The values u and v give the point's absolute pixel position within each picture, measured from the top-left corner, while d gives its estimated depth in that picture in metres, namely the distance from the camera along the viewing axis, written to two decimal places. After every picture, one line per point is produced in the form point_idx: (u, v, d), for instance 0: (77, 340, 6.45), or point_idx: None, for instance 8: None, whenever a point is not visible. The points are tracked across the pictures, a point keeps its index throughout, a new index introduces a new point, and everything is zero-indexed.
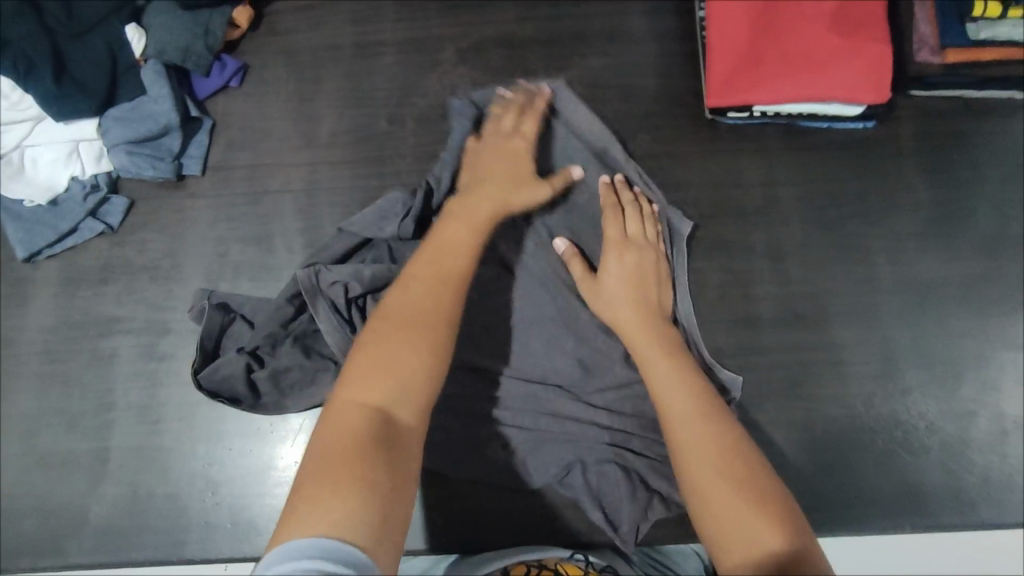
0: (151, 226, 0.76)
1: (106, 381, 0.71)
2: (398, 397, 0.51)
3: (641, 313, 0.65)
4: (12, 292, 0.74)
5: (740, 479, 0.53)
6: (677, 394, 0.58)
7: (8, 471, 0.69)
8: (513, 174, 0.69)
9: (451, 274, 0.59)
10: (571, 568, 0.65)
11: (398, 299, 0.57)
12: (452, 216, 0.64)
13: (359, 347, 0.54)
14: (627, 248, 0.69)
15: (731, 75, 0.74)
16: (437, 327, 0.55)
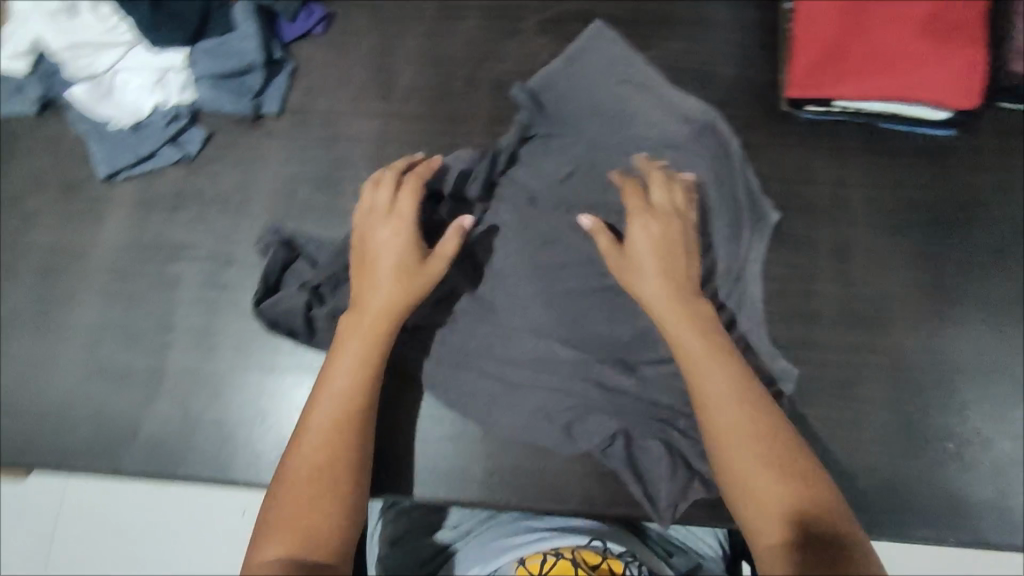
0: (227, 159, 0.77)
1: (168, 304, 0.73)
2: (308, 543, 0.53)
3: (671, 284, 0.63)
4: (86, 207, 0.76)
5: (780, 482, 0.53)
6: (716, 378, 0.58)
7: (66, 379, 0.71)
8: (398, 264, 0.65)
9: (346, 403, 0.60)
10: (588, 555, 0.62)
11: (300, 443, 0.58)
12: (345, 339, 0.63)
13: (265, 513, 0.56)
14: (652, 219, 0.66)
15: (813, 68, 0.74)
16: (338, 488, 0.56)
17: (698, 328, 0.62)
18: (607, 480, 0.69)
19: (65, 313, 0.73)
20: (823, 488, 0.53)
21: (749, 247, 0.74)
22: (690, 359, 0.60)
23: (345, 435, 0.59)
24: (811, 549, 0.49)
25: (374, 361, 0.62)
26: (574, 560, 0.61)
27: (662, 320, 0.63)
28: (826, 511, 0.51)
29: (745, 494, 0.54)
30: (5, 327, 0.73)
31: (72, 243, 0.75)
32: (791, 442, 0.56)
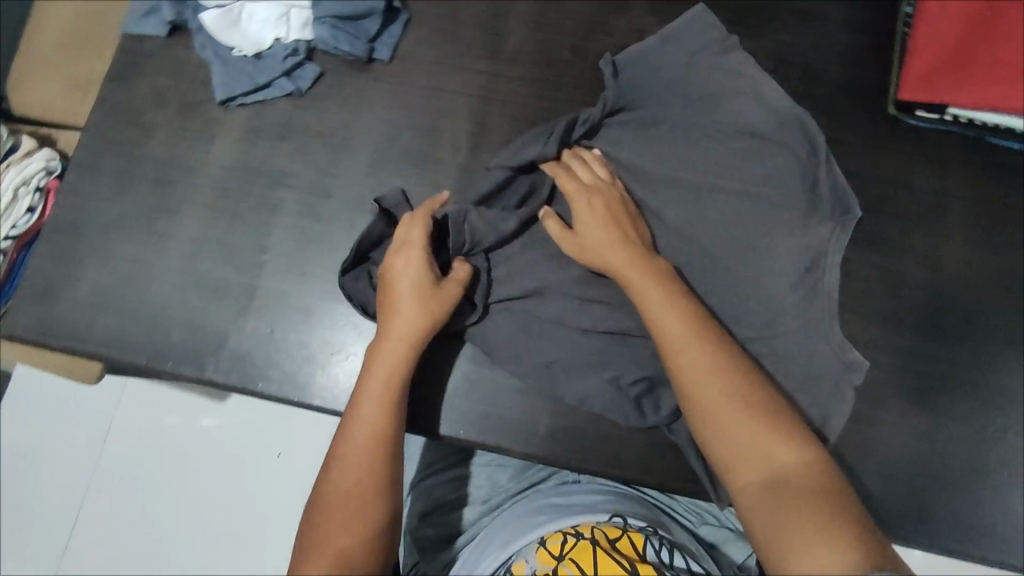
0: (336, 98, 0.80)
1: (266, 227, 0.76)
2: (345, 563, 0.56)
3: (630, 252, 0.67)
4: (201, 128, 0.80)
5: (767, 451, 0.57)
6: (716, 401, 0.59)
7: (166, 285, 0.75)
8: (417, 299, 0.66)
9: (372, 431, 0.62)
10: (609, 529, 0.66)
11: (331, 475, 0.60)
12: (370, 369, 0.65)
13: (305, 540, 0.58)
14: (594, 195, 0.70)
15: (930, 72, 0.75)
16: (372, 507, 0.59)
17: (681, 311, 0.64)
18: (669, 452, 0.70)
19: (171, 224, 0.77)
20: (825, 470, 0.56)
21: (832, 236, 0.73)
22: (676, 350, 0.62)
23: (372, 462, 0.61)
24: (807, 513, 0.53)
25: (396, 390, 0.64)
26: (594, 539, 0.63)
27: (633, 293, 0.66)
28: (808, 464, 0.56)
29: (739, 469, 0.57)
30: (115, 229, 0.77)
31: (184, 159, 0.79)
32: (772, 401, 0.60)
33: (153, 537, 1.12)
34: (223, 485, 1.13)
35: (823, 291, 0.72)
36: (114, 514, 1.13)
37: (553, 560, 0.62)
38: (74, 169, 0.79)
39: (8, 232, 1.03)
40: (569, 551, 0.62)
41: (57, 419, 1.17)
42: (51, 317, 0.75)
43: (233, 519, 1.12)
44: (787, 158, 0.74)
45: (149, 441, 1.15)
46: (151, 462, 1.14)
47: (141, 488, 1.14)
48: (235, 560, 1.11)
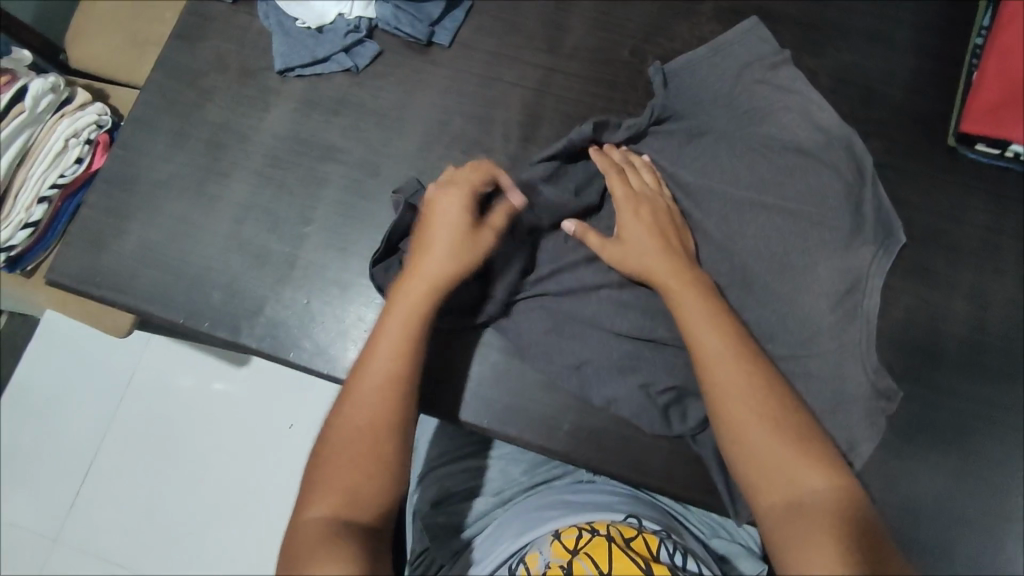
0: (392, 78, 0.81)
1: (313, 199, 0.77)
2: (352, 504, 0.56)
3: (671, 261, 0.67)
4: (257, 95, 0.81)
5: (794, 469, 0.56)
6: (749, 407, 0.59)
7: (210, 246, 0.76)
8: (451, 243, 0.65)
9: (388, 372, 0.61)
10: (624, 528, 0.67)
11: (345, 408, 0.60)
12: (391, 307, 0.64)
13: (313, 471, 0.58)
14: (640, 204, 0.70)
15: (996, 107, 0.73)
16: (383, 450, 0.58)
17: (721, 325, 0.63)
18: (692, 462, 0.70)
19: (220, 187, 0.78)
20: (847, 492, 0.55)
21: (874, 261, 0.72)
22: (710, 364, 0.61)
23: (385, 405, 0.60)
24: (828, 535, 0.52)
25: (418, 334, 0.63)
26: (609, 535, 0.64)
27: (671, 305, 0.65)
28: (837, 486, 0.56)
29: (763, 485, 0.57)
30: (165, 187, 0.78)
31: (239, 124, 0.80)
32: (804, 424, 0.60)
33: (165, 493, 1.13)
34: (237, 450, 1.14)
35: (865, 315, 0.70)
36: (129, 466, 1.15)
37: (567, 553, 0.62)
38: (130, 124, 0.80)
39: (55, 180, 1.03)
40: (584, 546, 0.62)
41: (84, 368, 1.19)
42: (95, 266, 0.76)
43: (243, 484, 1.14)
44: (839, 180, 0.73)
45: (170, 399, 1.17)
46: (170, 420, 1.16)
47: (158, 444, 1.15)
48: (242, 524, 1.12)
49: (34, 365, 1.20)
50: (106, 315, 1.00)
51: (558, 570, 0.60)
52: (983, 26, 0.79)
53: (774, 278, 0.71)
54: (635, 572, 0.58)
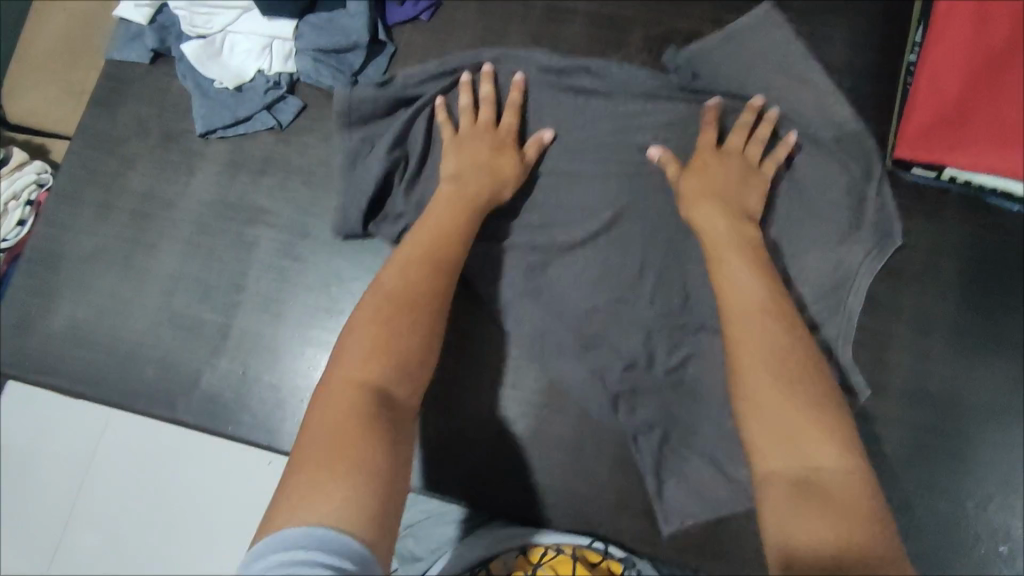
0: (316, 133, 0.78)
1: (243, 264, 0.75)
2: (393, 362, 0.53)
3: (729, 228, 0.66)
4: (181, 160, 0.79)
5: (813, 427, 0.49)
6: (774, 345, 0.55)
7: (141, 319, 0.75)
8: (500, 155, 0.71)
9: (435, 267, 0.61)
10: (589, 555, 0.68)
11: (388, 279, 0.60)
12: (439, 208, 0.67)
13: (346, 339, 0.55)
14: (711, 157, 0.70)
15: (928, 129, 0.71)
16: (422, 324, 0.56)
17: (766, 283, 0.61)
18: (639, 515, 0.68)
19: (149, 259, 0.76)
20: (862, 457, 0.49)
21: (862, 269, 0.71)
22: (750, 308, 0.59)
23: (425, 291, 0.59)
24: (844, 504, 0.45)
25: (462, 232, 0.66)
26: (574, 557, 0.67)
27: (712, 258, 0.65)
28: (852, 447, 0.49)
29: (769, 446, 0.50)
30: (93, 261, 0.77)
31: (164, 193, 0.78)
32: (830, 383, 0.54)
33: (109, 542, 0.95)
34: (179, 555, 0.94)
35: (847, 311, 0.71)
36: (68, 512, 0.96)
37: (531, 565, 0.67)
38: (54, 197, 0.79)
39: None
40: (549, 561, 0.67)
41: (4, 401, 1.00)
42: (25, 348, 0.75)
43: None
44: (836, 183, 0.73)
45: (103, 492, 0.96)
46: (105, 520, 0.96)
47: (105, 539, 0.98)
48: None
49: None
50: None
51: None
52: (916, 42, 0.77)
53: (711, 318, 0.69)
54: None
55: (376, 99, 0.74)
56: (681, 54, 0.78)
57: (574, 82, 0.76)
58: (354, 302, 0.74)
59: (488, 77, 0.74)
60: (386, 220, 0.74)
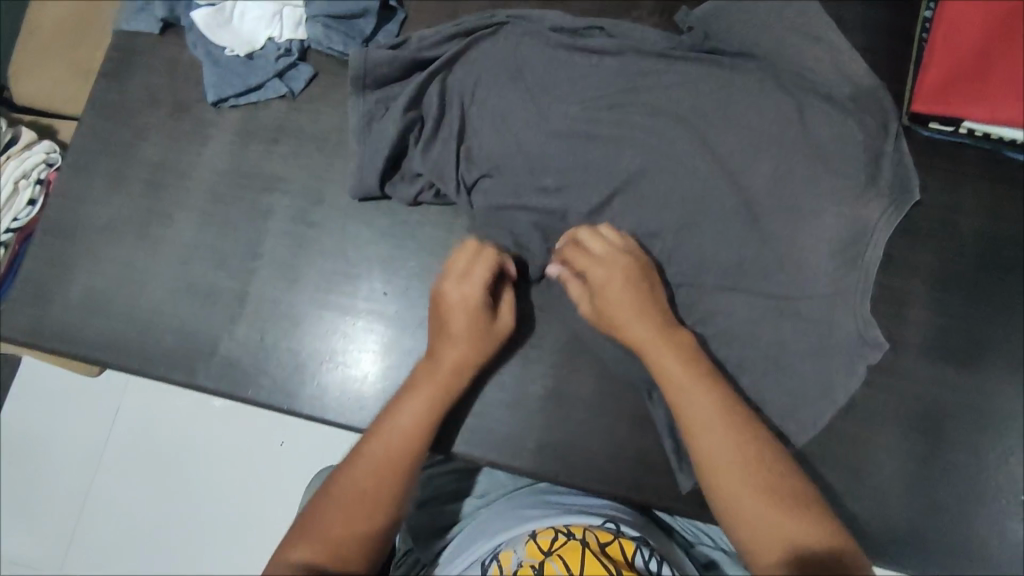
0: (329, 100, 0.78)
1: (259, 232, 0.76)
2: (333, 562, 0.54)
3: (656, 344, 0.64)
4: (193, 129, 0.78)
5: (776, 543, 0.54)
6: (734, 480, 0.57)
7: (158, 288, 0.75)
8: (472, 326, 0.67)
9: (396, 456, 0.60)
10: (602, 534, 0.63)
11: (351, 464, 0.59)
12: (414, 380, 0.65)
13: (308, 509, 0.58)
14: (606, 285, 0.66)
15: (947, 83, 0.70)
16: (380, 504, 0.58)
17: (722, 411, 0.61)
18: (659, 472, 0.69)
19: (164, 228, 0.76)
20: None
21: (879, 224, 0.72)
22: (710, 453, 0.59)
23: (385, 473, 0.59)
24: None
25: (435, 403, 0.64)
26: (585, 540, 0.60)
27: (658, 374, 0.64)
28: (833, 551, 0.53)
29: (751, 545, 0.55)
30: (108, 232, 0.77)
31: (177, 162, 0.78)
32: (800, 520, 0.55)
33: (185, 504, 1.19)
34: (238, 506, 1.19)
35: (866, 265, 0.71)
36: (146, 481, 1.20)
37: (541, 553, 0.60)
38: (67, 169, 0.79)
39: (10, 224, 1.03)
40: (558, 548, 0.60)
41: (90, 392, 1.23)
42: (44, 319, 0.75)
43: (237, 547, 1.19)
44: (852, 138, 0.74)
45: (178, 458, 1.20)
46: (182, 485, 1.20)
47: (174, 493, 1.20)
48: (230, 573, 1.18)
49: (55, 395, 1.23)
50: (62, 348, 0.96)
51: (528, 571, 0.58)
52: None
53: (717, 276, 0.72)
54: None
55: (392, 60, 0.74)
56: (693, 14, 0.78)
57: (584, 39, 0.77)
58: (371, 267, 0.75)
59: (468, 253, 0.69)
60: (402, 179, 0.75)
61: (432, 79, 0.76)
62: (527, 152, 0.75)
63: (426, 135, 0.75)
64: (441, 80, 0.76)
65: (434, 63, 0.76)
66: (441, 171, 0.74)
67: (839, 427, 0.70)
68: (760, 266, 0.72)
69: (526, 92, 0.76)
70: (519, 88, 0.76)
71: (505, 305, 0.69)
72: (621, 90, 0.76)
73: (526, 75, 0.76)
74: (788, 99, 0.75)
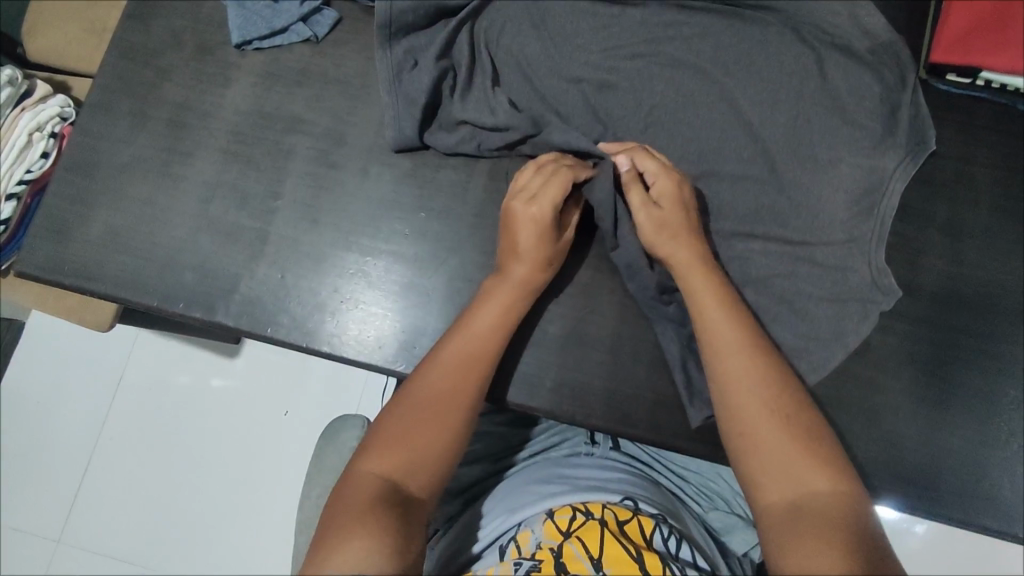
0: (352, 45, 0.79)
1: (281, 172, 0.76)
2: (411, 469, 0.55)
3: (700, 268, 0.65)
4: (216, 71, 0.79)
5: (796, 468, 0.56)
6: (758, 402, 0.59)
7: (179, 226, 0.75)
8: (538, 245, 0.66)
9: (471, 367, 0.62)
10: (620, 510, 0.62)
11: (425, 374, 0.61)
12: (488, 292, 0.66)
13: (381, 418, 0.59)
14: (663, 204, 0.67)
15: (964, 36, 0.74)
16: (457, 411, 0.59)
17: (748, 346, 0.62)
18: (677, 411, 0.70)
19: (185, 167, 0.77)
20: (853, 509, 0.54)
21: (895, 174, 0.73)
22: (740, 391, 0.60)
23: (460, 382, 0.61)
24: (828, 543, 0.51)
25: (506, 319, 0.65)
26: (603, 518, 0.60)
27: (689, 301, 0.65)
28: (844, 503, 0.54)
29: (766, 482, 0.56)
30: (129, 170, 0.77)
31: (200, 103, 0.78)
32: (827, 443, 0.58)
33: (185, 470, 1.21)
34: (234, 479, 1.20)
35: (881, 215, 0.72)
36: (149, 448, 1.22)
37: (559, 535, 0.59)
38: (89, 108, 0.79)
39: (23, 176, 0.98)
40: (577, 529, 0.59)
41: (99, 359, 1.27)
42: (63, 255, 0.75)
43: (234, 516, 1.19)
44: (870, 90, 0.75)
45: (179, 423, 1.23)
46: (184, 451, 1.22)
47: (172, 460, 1.22)
48: (225, 547, 1.17)
49: (63, 364, 1.27)
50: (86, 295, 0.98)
51: (547, 553, 0.58)
52: None
53: (735, 220, 0.73)
54: (628, 565, 0.55)
55: (416, 6, 0.74)
56: None
57: None
58: (393, 209, 0.75)
59: (542, 172, 0.68)
60: (440, 130, 0.76)
61: (463, 29, 0.76)
62: (548, 96, 0.75)
63: (460, 84, 0.76)
64: (470, 28, 0.77)
65: (463, 11, 0.76)
66: (465, 114, 0.75)
67: (854, 371, 0.71)
68: (779, 213, 0.73)
69: (552, 38, 0.76)
70: (546, 35, 0.77)
71: (572, 225, 0.69)
72: (646, 39, 0.77)
73: (552, 22, 0.77)
74: (808, 50, 0.76)
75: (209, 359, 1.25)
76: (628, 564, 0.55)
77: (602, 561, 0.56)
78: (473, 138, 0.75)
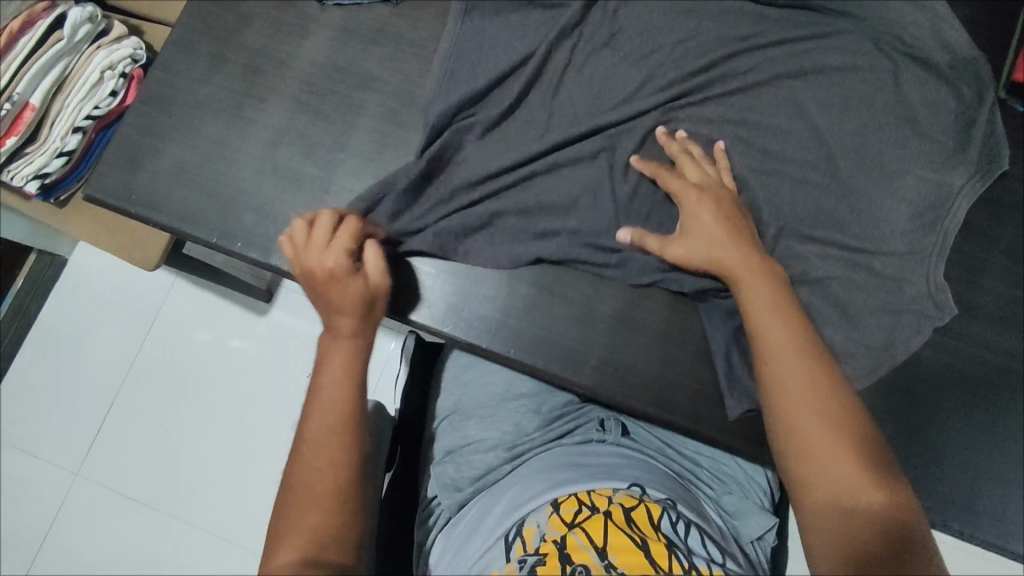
0: (430, 11, 0.81)
1: (348, 126, 0.77)
2: (322, 542, 0.53)
3: (746, 275, 0.64)
4: (296, 23, 0.81)
5: (846, 473, 0.54)
6: (807, 406, 0.57)
7: (245, 168, 0.77)
8: (355, 291, 0.65)
9: (338, 424, 0.59)
10: (626, 499, 0.61)
11: (299, 455, 0.58)
12: (325, 350, 0.64)
13: (276, 517, 0.56)
14: (699, 215, 0.67)
15: None
16: (339, 471, 0.57)
17: (799, 349, 0.60)
18: (716, 403, 0.71)
19: (256, 112, 0.78)
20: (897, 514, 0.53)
21: (963, 192, 0.72)
22: (790, 394, 0.58)
23: (333, 446, 0.58)
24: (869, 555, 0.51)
25: (355, 366, 0.63)
26: (608, 509, 0.59)
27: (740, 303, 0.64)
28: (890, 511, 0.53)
29: (812, 484, 0.55)
30: (202, 108, 0.79)
31: (278, 51, 0.80)
32: (878, 446, 0.57)
33: (209, 418, 1.23)
34: (255, 433, 1.22)
35: (945, 230, 0.71)
36: (175, 393, 1.25)
37: (564, 526, 0.58)
38: (170, 45, 0.81)
39: (91, 112, 0.98)
40: (582, 521, 0.58)
41: (137, 301, 1.29)
42: (130, 184, 0.77)
43: (250, 468, 1.20)
44: (945, 104, 0.74)
45: (208, 372, 1.25)
46: (209, 399, 1.24)
47: (196, 407, 1.24)
48: (239, 498, 1.19)
49: (100, 301, 1.30)
50: (139, 228, 1.00)
51: (551, 545, 0.56)
52: None
53: (796, 220, 0.72)
54: (631, 553, 0.54)
55: None
56: None
57: None
58: None
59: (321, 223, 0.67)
60: (501, 97, 0.75)
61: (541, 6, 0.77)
62: (618, 77, 0.75)
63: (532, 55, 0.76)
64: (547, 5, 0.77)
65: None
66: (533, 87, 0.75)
67: (903, 383, 0.70)
68: (840, 218, 0.72)
69: (629, 22, 0.77)
70: (623, 18, 0.77)
71: (376, 260, 0.68)
72: (723, 31, 0.76)
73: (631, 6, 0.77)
74: (887, 58, 0.75)
75: (242, 313, 1.27)
76: (634, 554, 0.54)
77: (607, 553, 0.55)
78: (539, 110, 0.75)
